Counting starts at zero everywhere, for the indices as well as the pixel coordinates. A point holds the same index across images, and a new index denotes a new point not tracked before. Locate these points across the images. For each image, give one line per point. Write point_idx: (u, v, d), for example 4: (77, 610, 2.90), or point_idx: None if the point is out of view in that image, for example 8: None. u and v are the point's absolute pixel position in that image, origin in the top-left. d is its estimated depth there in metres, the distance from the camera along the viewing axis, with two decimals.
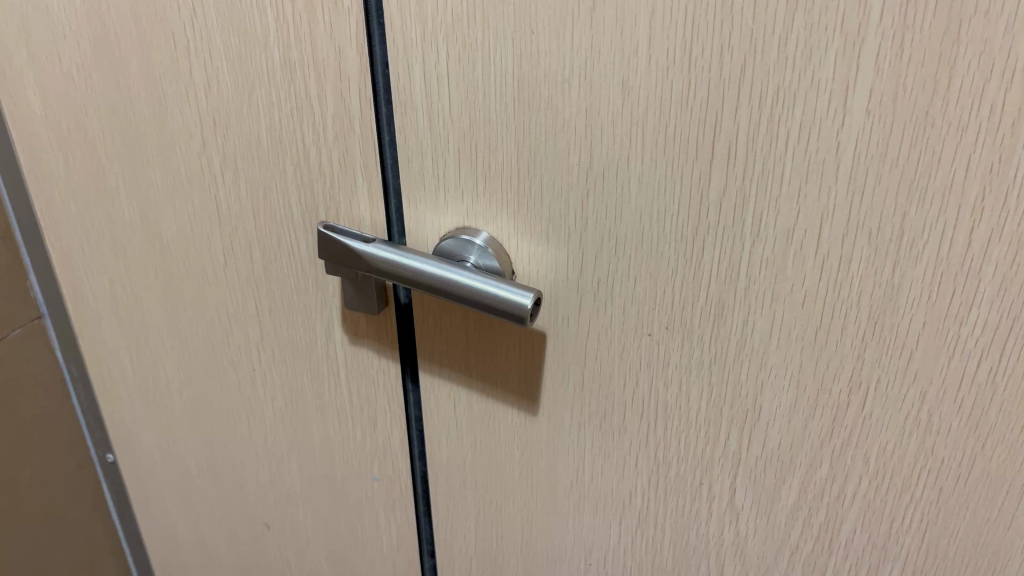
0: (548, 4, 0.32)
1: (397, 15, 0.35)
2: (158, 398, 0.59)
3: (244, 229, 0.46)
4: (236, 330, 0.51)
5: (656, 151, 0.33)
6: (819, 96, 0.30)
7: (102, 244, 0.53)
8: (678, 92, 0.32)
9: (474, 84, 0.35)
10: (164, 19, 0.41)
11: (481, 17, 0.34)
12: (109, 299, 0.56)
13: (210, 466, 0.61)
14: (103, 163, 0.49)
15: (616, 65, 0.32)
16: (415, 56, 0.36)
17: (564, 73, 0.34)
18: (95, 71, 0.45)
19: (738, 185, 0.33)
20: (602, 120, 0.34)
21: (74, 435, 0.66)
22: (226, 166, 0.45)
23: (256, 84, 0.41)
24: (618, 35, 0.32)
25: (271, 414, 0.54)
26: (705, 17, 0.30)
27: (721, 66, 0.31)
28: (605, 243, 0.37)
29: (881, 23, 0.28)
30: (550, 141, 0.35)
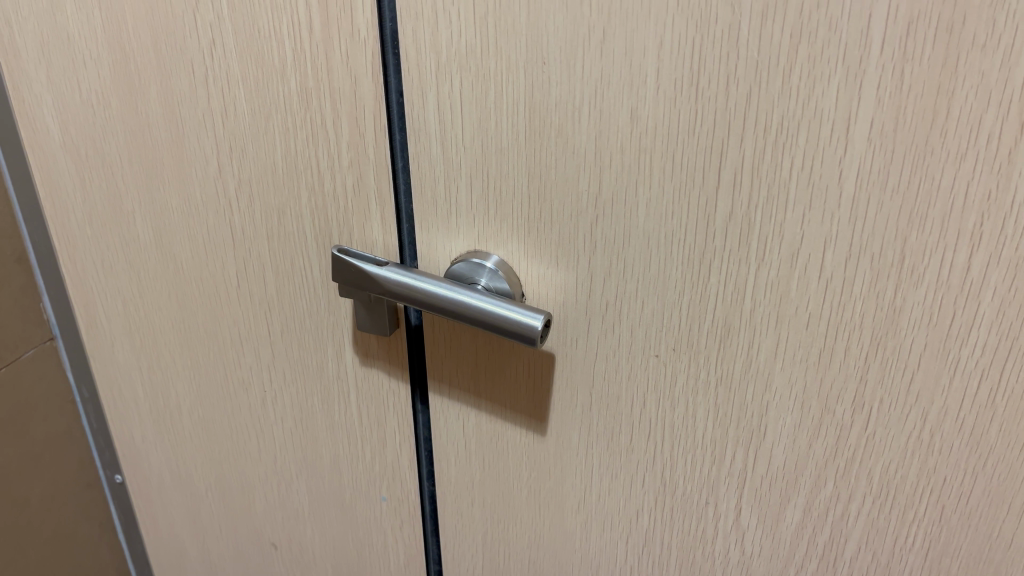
0: (559, 37, 0.33)
1: (413, 46, 0.37)
2: (169, 419, 0.60)
3: (258, 252, 0.47)
4: (247, 351, 0.52)
5: (664, 178, 0.34)
6: (821, 126, 0.31)
7: (117, 266, 0.54)
8: (685, 121, 0.33)
9: (487, 112, 0.37)
10: (184, 48, 0.42)
11: (495, 48, 0.35)
12: (122, 321, 0.57)
13: (218, 486, 0.62)
14: (119, 187, 0.50)
15: (625, 95, 0.33)
16: (429, 85, 0.37)
17: (574, 102, 0.35)
18: (114, 97, 0.46)
19: (744, 211, 0.34)
20: (611, 148, 0.35)
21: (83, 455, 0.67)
22: (241, 191, 0.46)
23: (273, 111, 0.42)
24: (627, 66, 0.33)
25: (281, 434, 0.55)
26: (712, 50, 0.31)
27: (727, 96, 0.32)
28: (613, 266, 0.38)
29: (882, 56, 0.29)
30: (560, 168, 0.36)
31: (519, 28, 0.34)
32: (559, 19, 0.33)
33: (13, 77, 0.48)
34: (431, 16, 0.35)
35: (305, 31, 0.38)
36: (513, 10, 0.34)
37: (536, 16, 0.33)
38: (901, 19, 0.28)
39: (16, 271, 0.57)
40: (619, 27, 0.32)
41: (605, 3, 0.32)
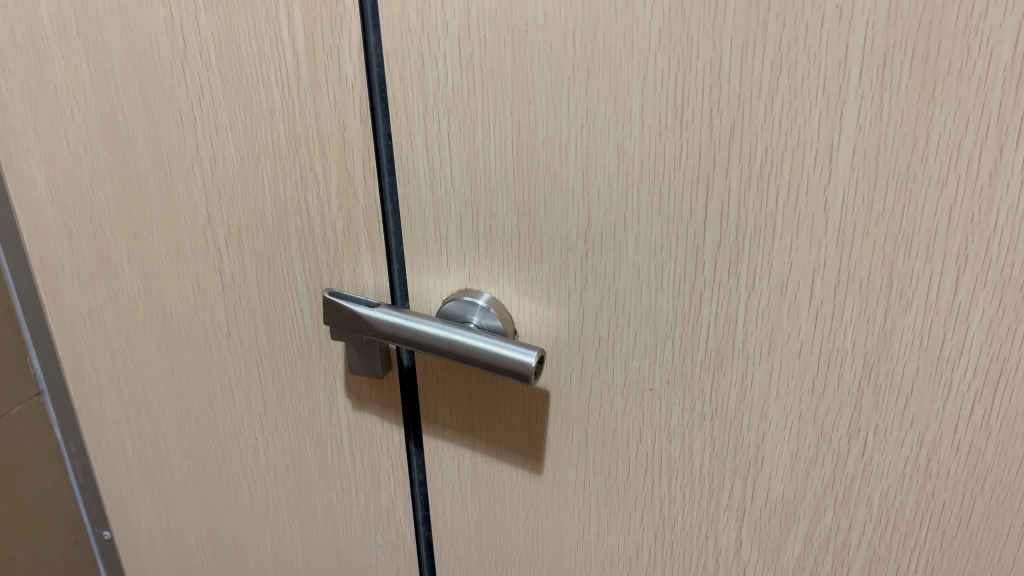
0: (544, 76, 0.34)
1: (400, 90, 0.37)
2: (158, 471, 0.59)
3: (248, 299, 0.47)
4: (238, 399, 0.52)
5: (652, 212, 0.35)
6: (805, 155, 0.31)
7: (105, 317, 0.53)
8: (672, 154, 0.33)
9: (475, 151, 0.37)
10: (171, 98, 0.43)
11: (481, 89, 0.35)
12: (110, 375, 0.56)
13: (209, 540, 0.61)
14: (107, 238, 0.50)
15: (611, 131, 0.34)
16: (417, 127, 0.38)
17: (561, 140, 0.35)
18: (102, 148, 0.46)
19: (732, 241, 0.34)
20: (599, 183, 0.35)
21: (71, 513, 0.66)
22: (230, 238, 0.46)
23: (261, 158, 0.42)
24: (612, 103, 0.33)
25: (273, 484, 0.54)
26: (695, 85, 0.32)
27: (712, 129, 0.32)
28: (605, 301, 0.38)
29: (861, 85, 0.29)
30: (549, 204, 0.37)
31: (505, 68, 0.35)
32: (543, 58, 0.34)
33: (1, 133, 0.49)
34: (418, 58, 0.36)
35: (293, 77, 0.39)
36: (498, 51, 0.34)
37: (520, 56, 0.34)
38: (878, 50, 0.29)
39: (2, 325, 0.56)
40: (603, 64, 0.33)
41: (588, 41, 0.33)
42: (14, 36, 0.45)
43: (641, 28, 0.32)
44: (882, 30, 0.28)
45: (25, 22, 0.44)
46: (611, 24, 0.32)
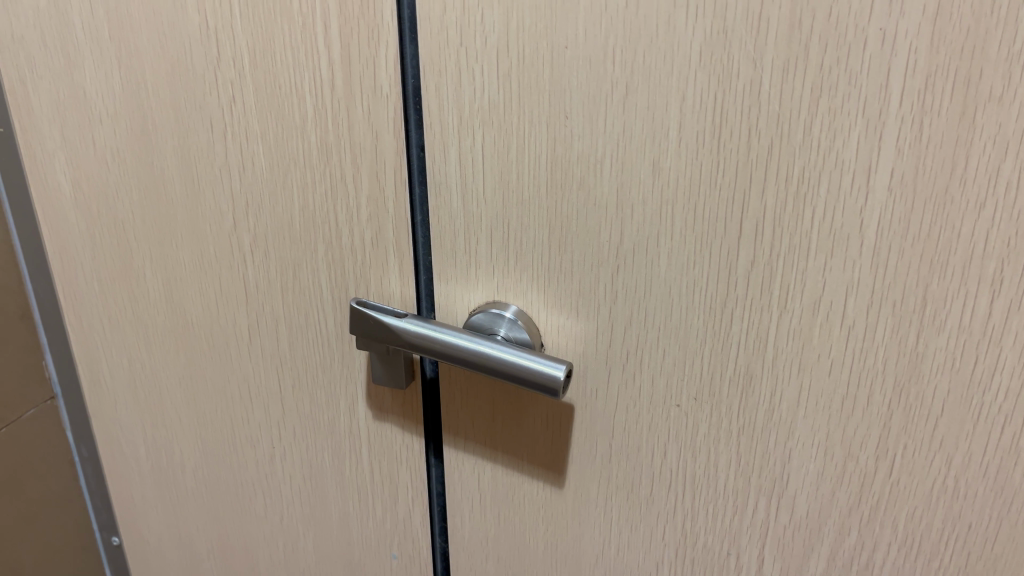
0: (582, 91, 0.34)
1: (435, 102, 0.37)
2: (171, 478, 0.59)
3: (271, 307, 0.47)
4: (256, 407, 0.52)
5: (686, 229, 0.35)
6: (842, 176, 0.31)
7: (124, 322, 0.53)
8: (707, 174, 0.34)
9: (508, 165, 0.37)
10: (202, 105, 0.43)
11: (518, 103, 0.36)
12: (127, 380, 0.56)
13: (220, 548, 0.61)
14: (131, 243, 0.50)
15: (647, 149, 0.34)
16: (451, 140, 0.38)
17: (596, 156, 0.35)
18: (129, 153, 0.46)
19: (766, 259, 0.34)
20: (633, 200, 0.36)
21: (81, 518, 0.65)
22: (255, 246, 0.46)
23: (291, 166, 0.42)
24: (649, 120, 0.34)
25: (289, 492, 0.54)
26: (734, 103, 0.32)
27: (749, 148, 0.33)
28: (634, 317, 0.38)
29: (901, 108, 0.30)
30: (581, 220, 0.37)
31: (542, 84, 0.35)
32: (582, 74, 0.34)
33: (27, 135, 0.49)
34: (454, 71, 0.36)
35: (327, 87, 0.39)
36: (536, 67, 0.35)
37: (559, 71, 0.34)
38: (919, 73, 0.29)
39: (19, 328, 0.56)
40: (641, 82, 0.33)
41: (628, 58, 0.33)
42: (44, 40, 0.45)
43: (682, 47, 0.32)
44: (924, 54, 0.29)
45: (57, 26, 0.44)
46: (651, 42, 0.32)
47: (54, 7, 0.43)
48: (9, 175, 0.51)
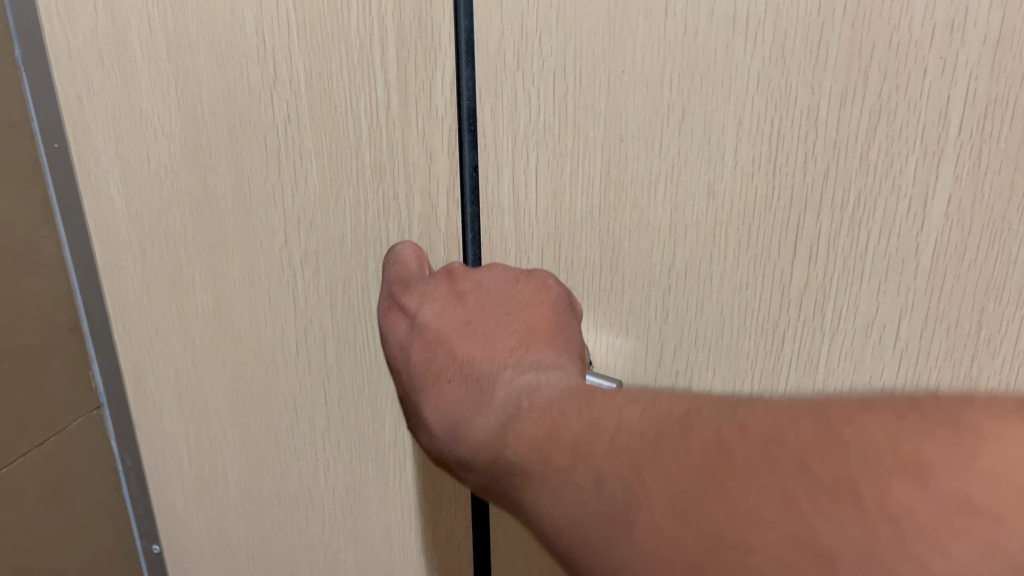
0: (637, 114, 0.35)
1: (490, 124, 0.38)
2: (214, 488, 0.59)
3: (320, 320, 0.48)
4: (301, 419, 0.52)
5: (739, 250, 0.36)
6: (899, 201, 0.32)
7: (172, 334, 0.53)
8: (762, 197, 0.34)
9: (561, 186, 0.38)
10: (257, 123, 0.44)
11: (574, 125, 0.36)
12: (172, 391, 0.56)
13: (260, 558, 0.60)
14: (181, 256, 0.50)
15: (703, 171, 0.35)
16: (504, 161, 0.39)
17: (651, 178, 0.36)
18: (182, 168, 0.47)
19: (820, 281, 0.35)
20: (687, 222, 0.36)
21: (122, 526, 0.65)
22: (306, 261, 0.47)
23: (344, 184, 0.43)
24: (705, 144, 0.34)
25: (331, 503, 0.55)
26: (790, 128, 0.33)
27: (805, 172, 0.33)
28: (685, 335, 0.38)
29: (960, 135, 0.30)
30: (633, 240, 0.37)
31: (598, 107, 0.36)
32: (638, 98, 0.35)
33: (79, 149, 0.49)
34: (511, 94, 0.37)
35: (383, 108, 0.40)
36: (592, 91, 0.35)
37: (616, 95, 0.35)
38: (979, 102, 0.29)
39: (68, 339, 0.56)
40: (698, 107, 0.34)
41: (685, 84, 0.33)
42: (101, 59, 0.45)
43: (740, 73, 0.32)
44: (984, 83, 0.29)
45: (113, 43, 0.44)
46: (710, 68, 0.33)
47: (113, 26, 0.44)
48: (60, 185, 0.51)
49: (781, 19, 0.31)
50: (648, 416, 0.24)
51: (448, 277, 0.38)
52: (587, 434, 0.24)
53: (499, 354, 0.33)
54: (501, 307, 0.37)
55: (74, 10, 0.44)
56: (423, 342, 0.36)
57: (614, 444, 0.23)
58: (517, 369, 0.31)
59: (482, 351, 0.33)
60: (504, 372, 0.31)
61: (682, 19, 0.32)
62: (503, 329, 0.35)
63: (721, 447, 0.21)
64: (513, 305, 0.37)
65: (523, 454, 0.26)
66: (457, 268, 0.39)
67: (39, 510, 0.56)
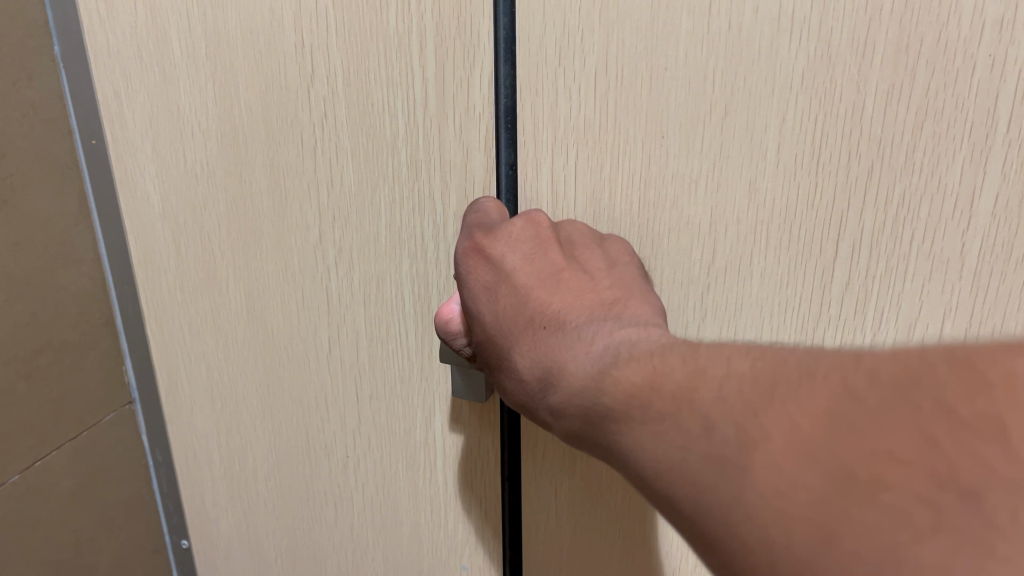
0: (679, 107, 0.35)
1: (529, 121, 0.38)
2: (244, 484, 0.59)
3: (353, 317, 0.48)
4: (332, 416, 0.52)
5: (780, 249, 0.35)
6: (944, 200, 0.32)
7: (204, 330, 0.54)
8: (804, 197, 0.34)
9: (601, 184, 0.38)
10: (294, 121, 0.44)
11: (613, 122, 0.36)
12: (203, 387, 0.56)
13: (288, 554, 0.60)
14: (215, 254, 0.50)
15: (745, 168, 0.34)
16: (543, 159, 0.39)
17: (692, 175, 0.36)
18: (218, 166, 0.47)
19: (861, 282, 0.34)
20: (727, 220, 0.36)
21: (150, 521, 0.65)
22: (340, 258, 0.47)
23: (380, 182, 0.43)
24: (747, 142, 0.34)
25: (361, 501, 0.55)
26: (834, 126, 0.32)
27: (848, 171, 0.33)
28: (723, 336, 0.38)
29: (1009, 134, 0.30)
30: (671, 238, 0.37)
31: (638, 104, 0.35)
32: (681, 93, 0.34)
33: (118, 149, 0.49)
34: (550, 90, 0.37)
35: (420, 105, 0.40)
36: (634, 85, 0.35)
37: (657, 91, 0.35)
38: None
39: (102, 335, 0.56)
40: (741, 105, 0.33)
41: (729, 80, 0.33)
42: (141, 56, 0.46)
43: (783, 71, 0.32)
44: None
45: (153, 42, 0.45)
46: (753, 66, 0.33)
47: (153, 24, 0.44)
48: (98, 183, 0.51)
49: (826, 16, 0.31)
50: (759, 363, 0.24)
51: (535, 225, 0.36)
52: (689, 381, 0.24)
53: (592, 308, 0.32)
54: (574, 250, 0.35)
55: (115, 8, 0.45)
56: (510, 293, 0.33)
57: (721, 390, 0.23)
58: (617, 326, 0.30)
59: (575, 306, 0.32)
60: (602, 328, 0.30)
61: (724, 16, 0.32)
62: (595, 284, 0.33)
63: (850, 388, 0.21)
64: (585, 251, 0.36)
65: (624, 401, 0.25)
66: (543, 218, 0.36)
67: (73, 502, 0.57)
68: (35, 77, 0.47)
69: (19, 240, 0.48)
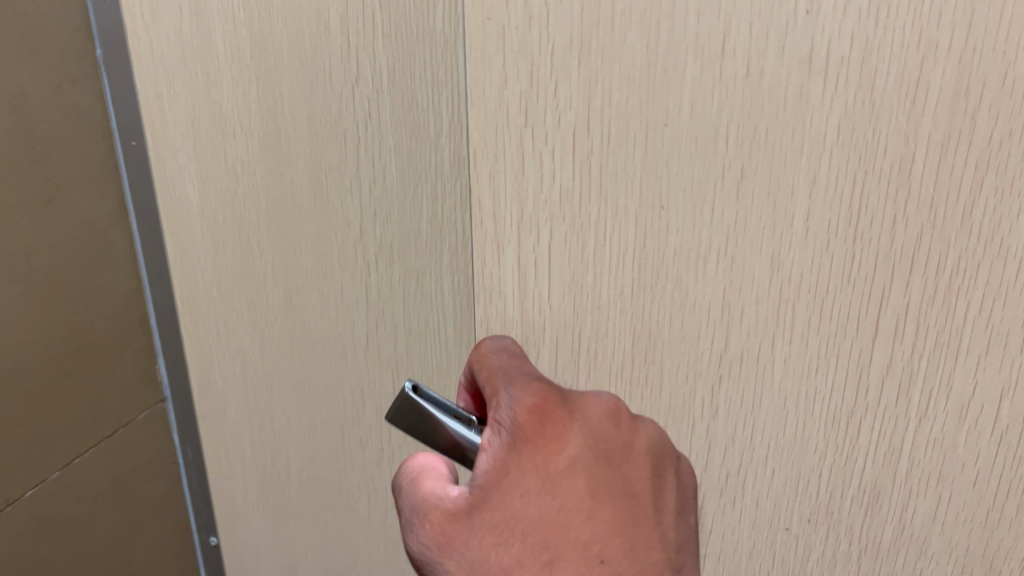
0: (678, 174, 0.28)
1: (488, 194, 0.31)
2: (276, 479, 0.58)
3: (392, 311, 0.47)
4: (369, 410, 0.52)
5: (808, 330, 0.30)
6: (1008, 263, 0.27)
7: (241, 327, 0.53)
8: (839, 266, 0.28)
9: (584, 267, 0.31)
10: (339, 120, 0.42)
11: (598, 181, 0.29)
12: (237, 383, 0.56)
13: (318, 548, 0.60)
14: (254, 251, 0.49)
15: (766, 239, 0.29)
16: (505, 240, 0.31)
17: (699, 250, 0.29)
18: (260, 165, 0.46)
19: (904, 360, 0.29)
20: (742, 298, 0.30)
21: (179, 518, 0.65)
22: (381, 254, 0.46)
23: (422, 177, 0.42)
24: (769, 209, 0.28)
25: (396, 494, 0.54)
26: (876, 187, 0.27)
27: (893, 237, 0.27)
28: (738, 435, 0.33)
29: None
30: (674, 326, 0.31)
31: (629, 172, 0.29)
32: (681, 147, 0.28)
33: (160, 145, 0.49)
34: (516, 155, 0.30)
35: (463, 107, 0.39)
36: (623, 147, 0.28)
37: (653, 152, 0.28)
38: None
39: (136, 334, 0.56)
40: (763, 164, 0.27)
41: (747, 132, 0.27)
42: (184, 58, 0.45)
43: (813, 123, 0.26)
44: None
45: (198, 44, 0.44)
46: (776, 118, 0.27)
47: (197, 23, 0.43)
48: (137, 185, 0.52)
49: (869, 61, 0.25)
50: None
51: (616, 420, 0.31)
52: None
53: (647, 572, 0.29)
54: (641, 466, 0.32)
55: (157, 9, 0.44)
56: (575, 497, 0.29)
57: None
58: None
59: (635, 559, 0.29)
60: None
61: (744, 57, 0.26)
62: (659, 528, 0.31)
63: None
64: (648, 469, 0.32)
65: None
66: (626, 412, 0.32)
67: (107, 501, 0.57)
68: (78, 79, 0.47)
69: (55, 243, 0.48)
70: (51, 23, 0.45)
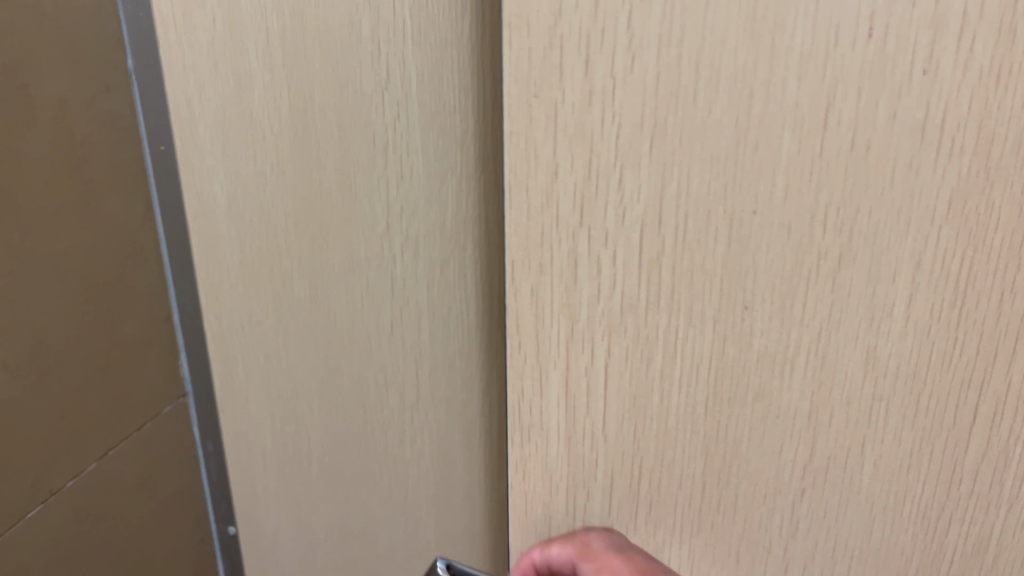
0: (768, 270, 0.27)
1: (560, 294, 0.31)
2: (292, 464, 0.53)
3: (416, 301, 0.44)
4: (391, 393, 0.47)
5: (903, 424, 0.28)
6: None
7: (261, 319, 0.50)
8: (935, 359, 0.26)
9: (647, 387, 0.31)
10: (368, 122, 0.40)
11: (677, 272, 0.29)
12: (255, 370, 0.52)
13: (340, 539, 0.54)
14: (279, 244, 0.46)
15: (863, 333, 0.27)
16: (548, 365, 0.33)
17: (782, 356, 0.28)
18: (289, 166, 0.43)
19: (1002, 444, 0.27)
20: (835, 398, 0.28)
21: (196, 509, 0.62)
22: (406, 246, 0.42)
23: (458, 175, 0.39)
24: (867, 298, 0.27)
25: (418, 475, 0.48)
26: (983, 265, 0.25)
27: (997, 320, 0.25)
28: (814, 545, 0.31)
29: None
30: (756, 434, 0.30)
31: (709, 270, 0.28)
32: (775, 238, 0.27)
33: (185, 144, 0.47)
34: (567, 256, 0.31)
35: None
36: (703, 240, 0.28)
37: (737, 248, 0.28)
38: None
39: (160, 329, 0.55)
40: (864, 250, 0.26)
41: (847, 221, 0.26)
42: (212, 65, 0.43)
43: (920, 201, 0.25)
44: None
45: (229, 50, 0.42)
46: (872, 203, 0.25)
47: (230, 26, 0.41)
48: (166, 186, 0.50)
49: (989, 124, 0.23)
50: None
51: None
52: None
53: None
54: None
55: (187, 15, 0.42)
56: None
57: None
58: None
59: None
60: None
61: (851, 127, 0.25)
62: None
63: None
64: None
65: None
66: None
67: (127, 493, 0.55)
68: (112, 88, 0.48)
69: (78, 222, 0.47)
70: (82, 34, 0.46)
